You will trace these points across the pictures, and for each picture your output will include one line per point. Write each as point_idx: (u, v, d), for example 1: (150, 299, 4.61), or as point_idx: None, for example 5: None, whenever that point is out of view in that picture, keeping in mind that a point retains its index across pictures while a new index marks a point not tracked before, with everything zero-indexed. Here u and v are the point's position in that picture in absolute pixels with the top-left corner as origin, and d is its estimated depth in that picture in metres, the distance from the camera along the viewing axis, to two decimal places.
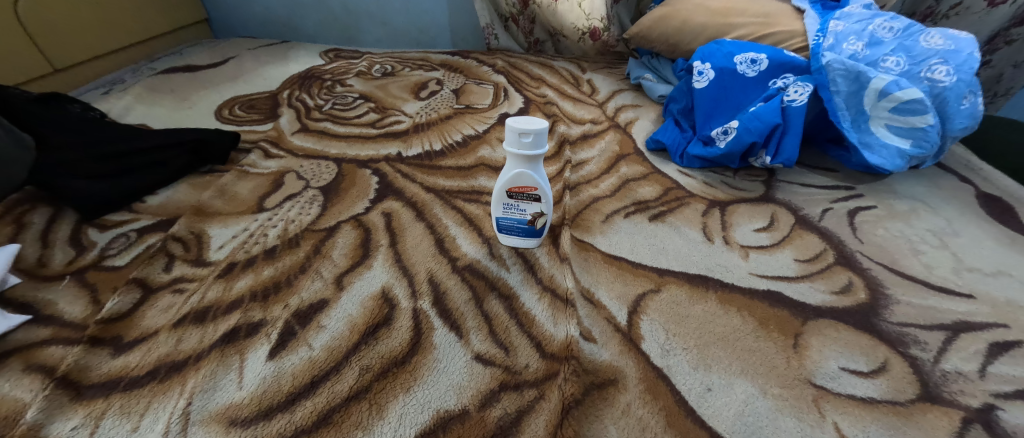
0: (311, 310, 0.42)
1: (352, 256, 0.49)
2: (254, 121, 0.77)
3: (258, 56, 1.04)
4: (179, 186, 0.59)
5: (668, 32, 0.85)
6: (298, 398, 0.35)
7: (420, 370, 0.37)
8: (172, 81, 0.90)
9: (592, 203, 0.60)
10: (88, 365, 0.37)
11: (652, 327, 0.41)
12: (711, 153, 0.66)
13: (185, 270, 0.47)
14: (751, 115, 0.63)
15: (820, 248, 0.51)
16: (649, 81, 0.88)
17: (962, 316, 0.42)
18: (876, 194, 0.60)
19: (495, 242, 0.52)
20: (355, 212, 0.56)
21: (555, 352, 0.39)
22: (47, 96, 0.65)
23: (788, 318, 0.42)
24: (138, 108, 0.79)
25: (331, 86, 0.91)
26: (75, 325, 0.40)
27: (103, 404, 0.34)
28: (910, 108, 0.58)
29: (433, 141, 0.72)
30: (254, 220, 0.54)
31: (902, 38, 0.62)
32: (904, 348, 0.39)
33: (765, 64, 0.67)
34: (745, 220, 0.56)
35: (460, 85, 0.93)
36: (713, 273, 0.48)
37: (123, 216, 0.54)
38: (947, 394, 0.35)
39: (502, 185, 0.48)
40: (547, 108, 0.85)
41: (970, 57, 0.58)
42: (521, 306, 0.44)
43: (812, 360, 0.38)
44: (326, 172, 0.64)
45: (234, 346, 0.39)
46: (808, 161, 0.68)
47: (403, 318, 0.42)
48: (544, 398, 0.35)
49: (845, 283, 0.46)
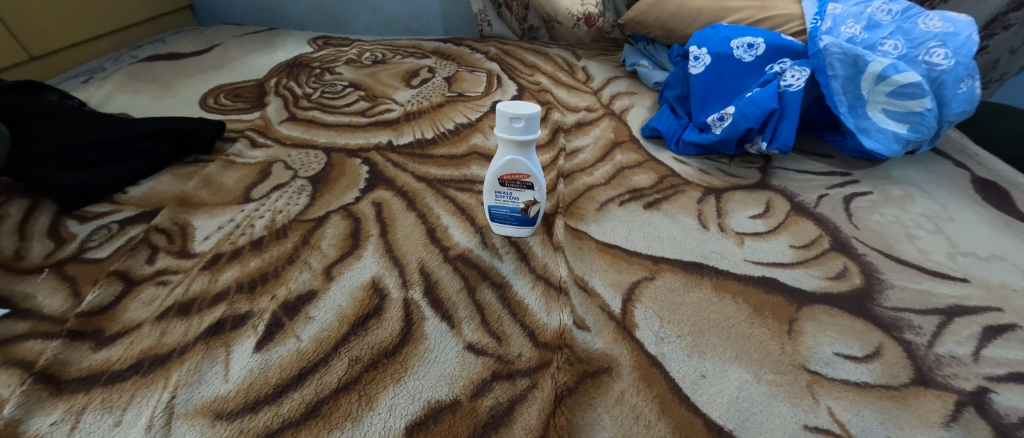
0: (299, 302, 0.41)
1: (341, 247, 0.48)
2: (240, 110, 0.76)
3: (244, 44, 1.01)
4: (162, 177, 0.58)
5: (664, 17, 0.83)
6: (286, 390, 0.34)
7: (411, 360, 0.37)
8: (155, 69, 0.88)
9: (586, 191, 0.59)
10: (68, 359, 0.36)
11: (646, 315, 0.41)
12: (706, 139, 0.65)
13: (169, 262, 0.45)
14: (748, 101, 0.62)
15: (815, 234, 0.51)
16: (644, 68, 0.87)
17: (956, 300, 0.41)
18: (872, 179, 0.59)
19: (487, 231, 0.51)
20: (345, 202, 0.55)
21: (548, 341, 0.39)
22: (22, 83, 0.63)
23: (783, 305, 0.42)
24: (119, 97, 0.77)
25: (320, 75, 0.88)
26: (54, 319, 0.39)
27: (84, 398, 0.33)
28: (907, 93, 0.57)
29: (424, 130, 0.71)
30: (241, 211, 0.53)
31: (900, 21, 0.61)
32: (898, 333, 0.39)
33: (762, 48, 0.66)
34: (741, 207, 0.56)
35: (452, 72, 0.92)
36: (708, 260, 0.47)
37: (105, 208, 0.52)
38: (940, 378, 0.35)
39: (494, 172, 0.47)
40: (542, 96, 0.83)
41: (969, 39, 0.57)
42: (514, 295, 0.43)
43: (807, 346, 0.38)
44: (315, 162, 0.62)
45: (220, 338, 0.38)
46: (804, 147, 0.67)
47: (393, 308, 0.41)
48: (537, 386, 0.35)
49: (840, 269, 0.45)
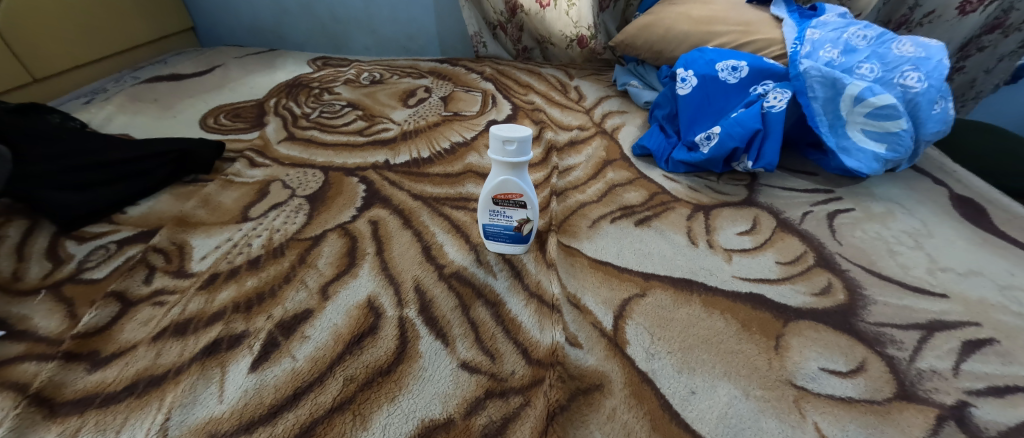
0: (295, 321, 0.42)
1: (337, 265, 0.49)
2: (239, 130, 0.77)
3: (244, 65, 1.03)
4: (161, 196, 0.58)
5: (653, 40, 0.86)
6: (280, 411, 0.34)
7: (405, 379, 0.37)
8: (156, 90, 0.89)
9: (578, 209, 0.61)
10: (63, 381, 0.36)
11: (637, 331, 0.42)
12: (694, 158, 0.67)
13: (166, 282, 0.46)
14: (734, 121, 0.64)
15: (800, 250, 0.52)
16: (634, 88, 0.90)
17: (936, 315, 0.43)
18: (854, 196, 0.61)
19: (482, 249, 0.52)
20: (342, 220, 0.56)
21: (540, 358, 0.39)
22: (26, 106, 0.64)
23: (770, 320, 0.43)
24: (121, 117, 0.78)
25: (319, 94, 0.90)
26: (50, 340, 0.39)
27: (79, 421, 0.33)
28: (884, 114, 0.59)
29: (421, 149, 0.72)
30: (238, 230, 0.53)
31: (875, 46, 0.64)
32: (881, 348, 0.40)
33: (745, 71, 0.69)
34: (729, 224, 0.57)
35: (448, 92, 0.94)
36: (697, 277, 0.48)
37: (103, 228, 0.53)
38: (923, 392, 0.36)
39: (487, 192, 0.48)
40: (535, 115, 0.85)
41: (940, 64, 0.60)
42: (508, 312, 0.44)
43: (793, 361, 0.39)
44: (313, 181, 0.63)
45: (215, 358, 0.38)
46: (789, 165, 0.70)
47: (388, 327, 0.42)
48: (529, 404, 0.35)
49: (825, 284, 0.47)
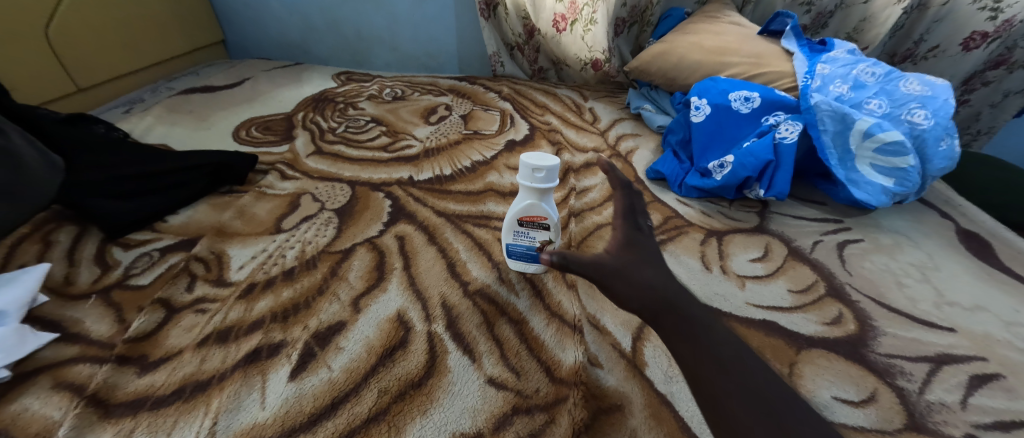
0: (329, 332, 0.44)
1: (367, 279, 0.51)
2: (269, 142, 0.80)
3: (273, 78, 1.07)
4: (199, 206, 0.61)
5: (666, 67, 0.90)
6: (320, 419, 0.36)
7: (436, 393, 0.39)
8: (191, 101, 0.93)
9: (595, 230, 0.63)
10: (116, 384, 0.38)
11: (655, 354, 0.43)
12: (707, 184, 0.69)
13: (208, 290, 0.48)
14: (746, 151, 0.67)
15: (811, 279, 0.54)
16: (648, 112, 0.92)
17: (944, 348, 0.44)
18: (862, 227, 0.63)
19: (504, 267, 0.54)
20: (370, 234, 0.58)
21: (563, 377, 0.41)
22: (74, 116, 0.67)
23: (783, 348, 0.45)
24: (158, 128, 0.81)
25: (344, 109, 0.94)
26: (102, 344, 0.42)
27: (132, 422, 0.35)
28: (892, 150, 0.62)
29: (443, 166, 0.75)
30: (272, 241, 0.56)
31: (883, 83, 0.67)
32: (891, 379, 0.41)
33: (758, 101, 0.71)
34: (741, 250, 0.59)
35: (468, 110, 0.97)
36: (711, 302, 0.50)
37: (146, 236, 0.55)
38: (932, 424, 0.38)
39: (513, 214, 0.50)
40: (552, 136, 0.88)
41: (946, 103, 0.63)
42: (531, 331, 0.46)
43: (807, 389, 0.41)
44: (341, 195, 0.66)
45: (256, 366, 0.40)
46: (799, 194, 0.72)
47: (418, 341, 0.44)
48: (554, 422, 0.37)
49: (836, 314, 0.49)
